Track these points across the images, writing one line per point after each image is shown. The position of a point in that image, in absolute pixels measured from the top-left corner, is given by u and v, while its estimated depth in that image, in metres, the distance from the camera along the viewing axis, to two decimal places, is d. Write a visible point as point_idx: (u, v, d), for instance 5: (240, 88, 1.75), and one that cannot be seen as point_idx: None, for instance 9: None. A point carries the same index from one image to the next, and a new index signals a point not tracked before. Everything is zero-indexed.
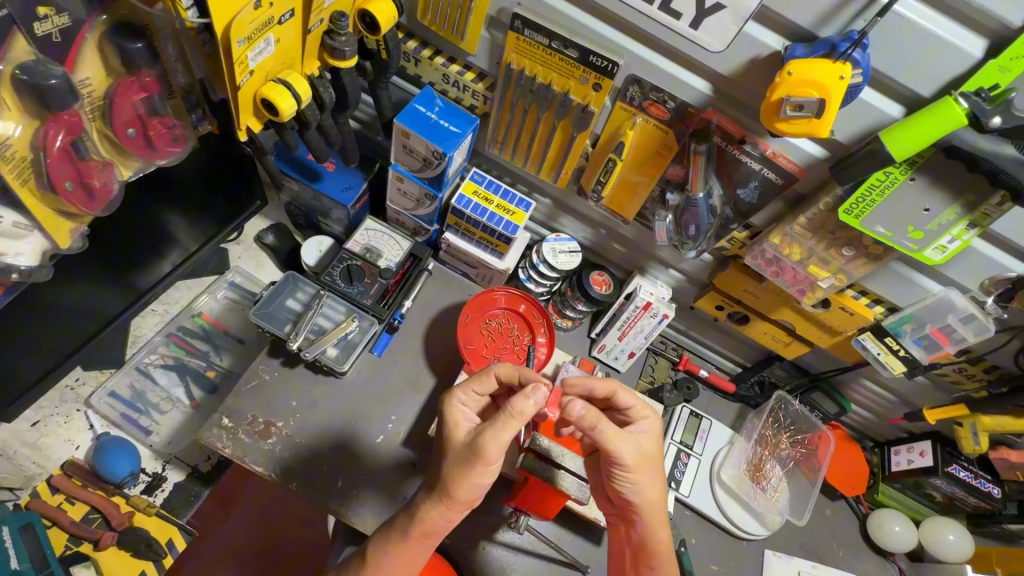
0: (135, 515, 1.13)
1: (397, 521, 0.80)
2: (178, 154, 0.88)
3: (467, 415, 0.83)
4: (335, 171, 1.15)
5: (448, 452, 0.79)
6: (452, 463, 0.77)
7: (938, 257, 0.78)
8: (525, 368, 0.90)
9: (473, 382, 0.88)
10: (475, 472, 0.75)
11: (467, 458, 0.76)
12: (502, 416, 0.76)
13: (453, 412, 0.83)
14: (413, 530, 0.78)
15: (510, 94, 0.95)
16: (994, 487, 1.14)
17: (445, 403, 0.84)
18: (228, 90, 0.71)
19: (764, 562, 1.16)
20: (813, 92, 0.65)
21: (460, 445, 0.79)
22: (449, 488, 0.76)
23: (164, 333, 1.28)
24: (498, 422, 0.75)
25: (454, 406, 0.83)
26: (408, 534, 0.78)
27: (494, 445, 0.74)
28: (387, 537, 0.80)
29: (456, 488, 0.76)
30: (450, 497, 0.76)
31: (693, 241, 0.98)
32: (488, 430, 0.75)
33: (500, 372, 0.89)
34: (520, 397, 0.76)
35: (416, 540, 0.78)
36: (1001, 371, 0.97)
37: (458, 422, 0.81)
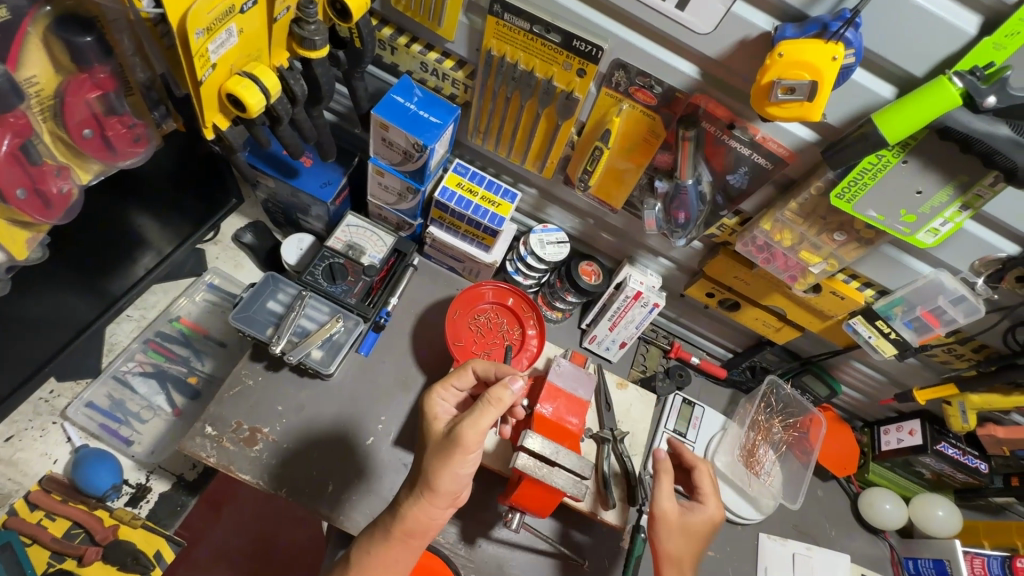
0: (119, 528, 1.09)
1: (380, 522, 0.78)
2: (142, 155, 0.84)
3: (445, 408, 0.84)
4: (312, 167, 1.11)
5: (428, 446, 0.78)
6: (431, 455, 0.76)
7: (930, 241, 0.77)
8: (503, 364, 0.89)
9: (450, 378, 0.87)
10: (454, 462, 0.74)
11: (446, 449, 0.75)
12: (480, 404, 0.76)
13: (432, 407, 0.84)
14: (394, 529, 0.76)
15: (491, 82, 0.92)
16: (981, 463, 1.16)
17: (424, 399, 0.85)
18: (189, 85, 0.67)
19: (758, 546, 1.17)
20: (805, 75, 0.63)
21: (438, 438, 0.78)
22: (431, 483, 0.75)
23: (140, 340, 1.23)
24: (476, 410, 0.75)
25: (432, 401, 0.84)
26: (389, 534, 0.76)
27: (472, 432, 0.74)
28: (368, 540, 0.78)
29: (439, 481, 0.74)
30: (432, 492, 0.75)
31: (683, 229, 0.96)
32: (466, 419, 0.75)
33: (478, 367, 0.88)
34: (499, 385, 0.76)
35: (398, 541, 0.76)
36: (989, 350, 0.97)
37: (437, 414, 0.82)
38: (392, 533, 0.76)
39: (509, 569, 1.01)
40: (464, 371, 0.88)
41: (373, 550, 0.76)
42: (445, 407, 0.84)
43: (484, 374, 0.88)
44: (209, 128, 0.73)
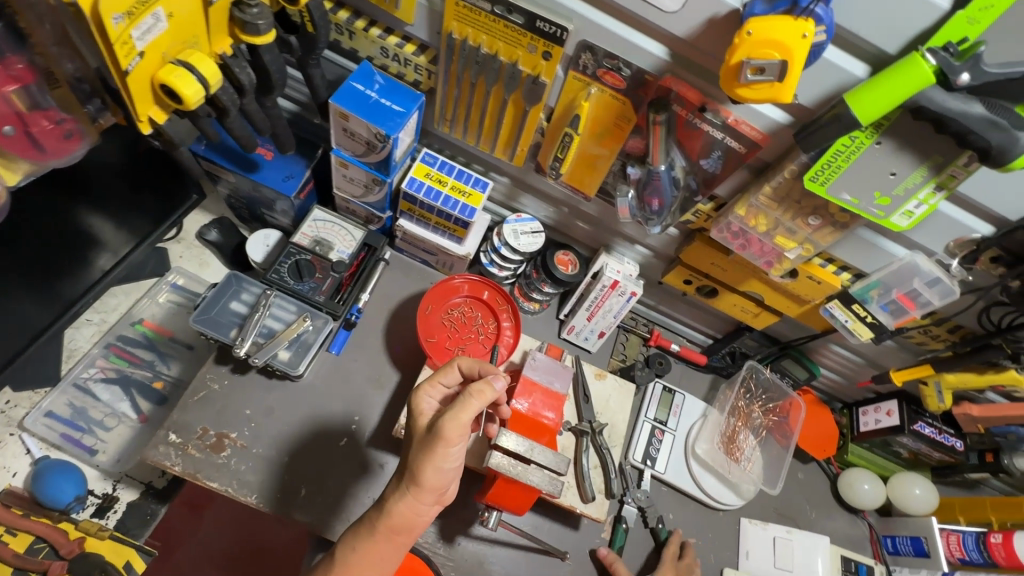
0: (85, 541, 1.04)
1: (365, 517, 0.73)
2: (75, 152, 0.80)
3: (431, 405, 0.79)
4: (273, 159, 1.06)
5: (413, 443, 0.74)
6: (416, 450, 0.72)
7: (905, 224, 0.75)
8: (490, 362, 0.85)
9: (437, 374, 0.82)
10: (435, 456, 0.69)
11: (427, 445, 0.70)
12: (462, 397, 0.72)
13: (419, 404, 0.79)
14: (381, 525, 0.70)
15: (454, 67, 0.87)
16: (956, 441, 1.17)
17: (411, 397, 0.80)
18: (114, 76, 0.62)
19: (740, 531, 1.17)
20: (773, 54, 0.60)
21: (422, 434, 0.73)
22: (415, 475, 0.70)
23: (102, 344, 1.18)
24: (457, 402, 0.71)
25: (419, 399, 0.80)
26: (376, 529, 0.70)
27: (453, 426, 0.69)
28: (353, 536, 0.72)
29: (422, 474, 0.69)
30: (418, 486, 0.69)
31: (657, 217, 0.93)
32: (447, 412, 0.70)
33: (463, 364, 0.84)
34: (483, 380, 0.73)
35: (384, 536, 0.71)
36: (965, 331, 0.97)
37: (422, 411, 0.78)
38: (379, 528, 0.70)
39: (489, 567, 1.00)
40: (450, 368, 0.83)
41: (358, 545, 0.71)
42: (432, 404, 0.80)
43: (469, 371, 0.83)
44: (145, 122, 0.68)
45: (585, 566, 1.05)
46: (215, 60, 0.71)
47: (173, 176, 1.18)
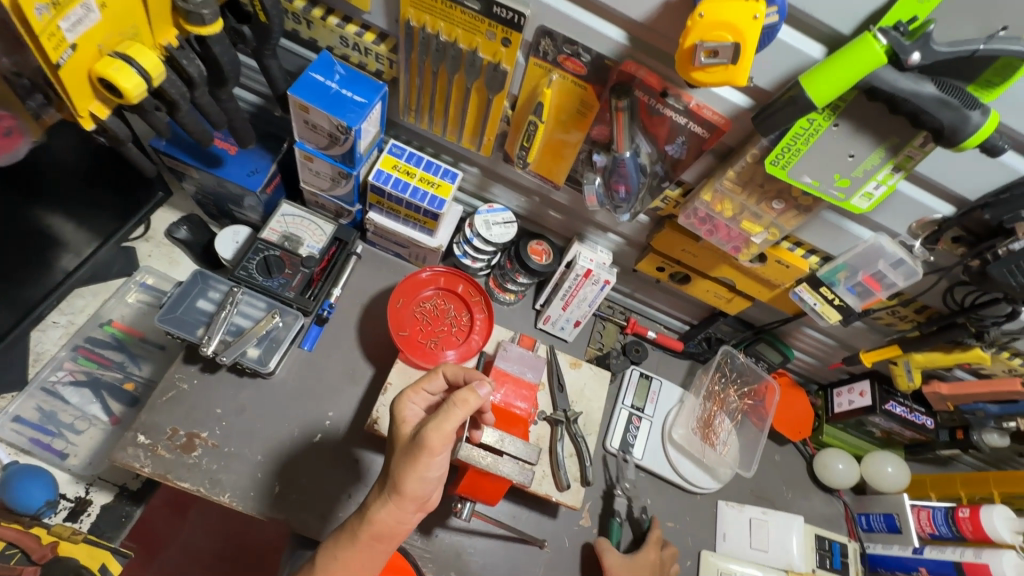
0: (59, 545, 1.03)
1: (347, 524, 0.71)
2: (18, 149, 0.80)
3: (415, 411, 0.76)
4: (237, 154, 1.04)
5: (395, 451, 0.71)
6: (398, 458, 0.69)
7: (865, 206, 0.75)
8: (473, 368, 0.81)
9: (420, 381, 0.79)
10: (419, 466, 0.66)
11: (410, 454, 0.67)
12: (446, 405, 0.68)
13: (400, 413, 0.76)
14: (363, 533, 0.69)
15: (415, 56, 0.86)
16: (927, 419, 1.18)
17: (392, 404, 0.77)
18: (47, 70, 0.60)
19: (718, 513, 1.19)
20: (726, 36, 0.59)
21: (403, 444, 0.70)
22: (397, 485, 0.67)
23: (69, 347, 1.15)
24: (439, 410, 0.68)
25: (402, 407, 0.76)
26: (358, 538, 0.69)
27: (437, 436, 0.66)
28: (334, 544, 0.70)
29: (405, 483, 0.67)
30: (399, 495, 0.67)
31: (625, 204, 0.93)
32: (430, 421, 0.67)
33: (448, 371, 0.81)
34: (468, 386, 0.69)
35: (366, 544, 0.69)
36: (931, 311, 0.98)
37: (405, 419, 0.74)
38: (360, 536, 0.69)
39: (467, 558, 1.00)
40: (433, 374, 0.80)
41: (340, 554, 0.69)
42: (416, 411, 0.76)
43: (455, 379, 0.80)
44: (86, 117, 0.66)
45: (564, 553, 1.06)
46: (160, 52, 0.69)
47: (135, 172, 1.16)
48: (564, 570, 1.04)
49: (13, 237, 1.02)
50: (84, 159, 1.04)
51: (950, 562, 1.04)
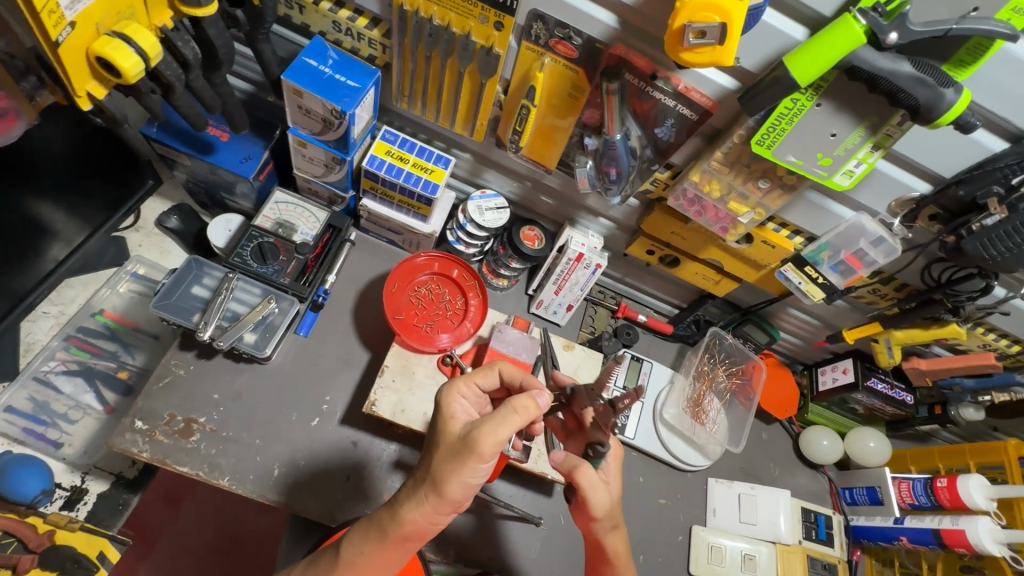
0: (56, 533, 1.05)
1: (376, 519, 0.72)
2: (14, 131, 0.78)
3: (463, 408, 0.75)
4: (229, 140, 1.04)
5: (439, 448, 0.70)
6: (442, 457, 0.69)
7: (847, 183, 0.78)
8: (531, 376, 0.84)
9: (475, 376, 0.80)
10: (466, 470, 0.67)
11: (458, 456, 0.67)
12: (502, 411, 0.69)
13: (450, 404, 0.74)
14: (393, 532, 0.69)
15: (408, 40, 0.87)
16: (907, 395, 1.23)
17: (445, 391, 0.76)
18: (47, 49, 0.61)
19: (707, 490, 1.22)
20: (714, 16, 0.62)
21: (452, 441, 0.69)
22: (439, 486, 0.67)
23: (60, 337, 1.15)
24: (496, 416, 0.68)
25: (453, 399, 0.75)
26: (387, 536, 0.70)
27: (490, 442, 0.67)
28: (363, 539, 0.72)
29: (448, 485, 0.67)
30: (439, 496, 0.68)
31: (616, 186, 0.95)
32: (487, 423, 0.68)
33: (504, 371, 0.83)
34: (527, 394, 0.70)
35: (394, 543, 0.70)
36: (910, 288, 1.02)
37: (454, 415, 0.73)
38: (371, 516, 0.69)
39: (464, 536, 1.03)
40: (489, 371, 0.82)
41: (367, 549, 0.71)
42: (464, 407, 0.75)
43: (511, 379, 0.83)
44: (83, 97, 0.68)
45: (559, 531, 1.08)
46: (155, 33, 0.70)
47: (126, 160, 1.15)
48: (560, 547, 1.07)
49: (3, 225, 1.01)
50: (74, 145, 1.03)
51: (928, 530, 1.08)
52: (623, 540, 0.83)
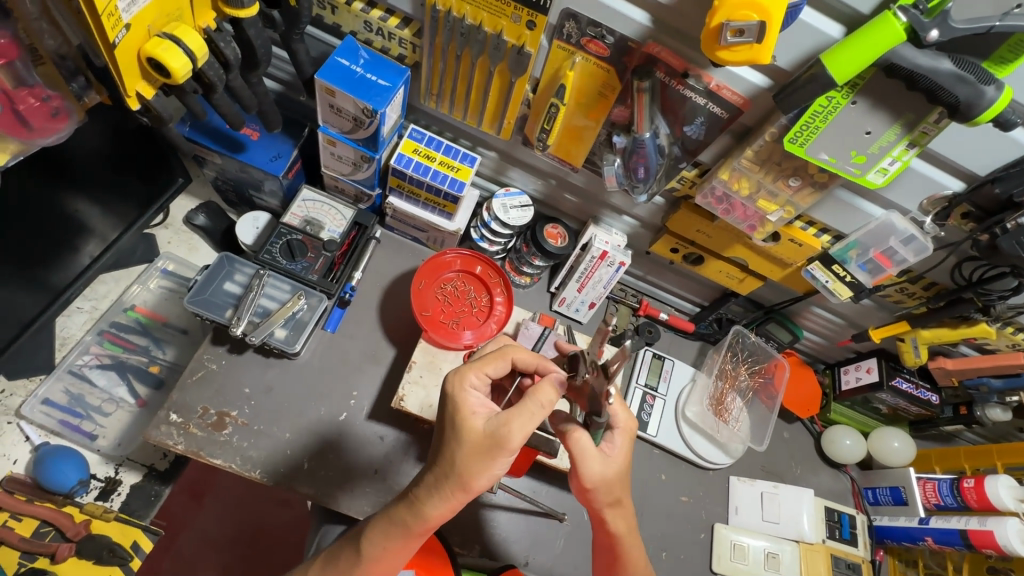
0: (92, 522, 1.07)
1: (398, 516, 0.72)
2: (64, 131, 0.80)
3: (479, 400, 0.72)
4: (259, 139, 1.05)
5: (459, 446, 0.69)
6: (468, 455, 0.68)
7: (880, 181, 0.78)
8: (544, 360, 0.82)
9: (485, 365, 0.77)
10: (495, 464, 0.68)
11: (486, 453, 0.68)
12: (527, 404, 0.69)
13: (465, 399, 0.72)
14: (417, 528, 0.71)
15: (439, 40, 0.87)
16: (932, 395, 1.22)
17: (457, 385, 0.73)
18: (103, 51, 0.64)
19: (729, 488, 1.22)
20: (753, 15, 0.62)
21: (477, 437, 0.69)
22: (467, 482, 0.69)
23: (94, 332, 1.18)
24: (525, 411, 0.68)
25: (467, 393, 0.73)
26: (411, 531, 0.71)
27: (519, 435, 0.68)
28: (385, 535, 0.73)
29: (477, 479, 0.69)
30: (466, 490, 0.69)
31: (643, 184, 0.95)
32: (516, 417, 0.68)
33: (519, 358, 0.80)
34: (551, 386, 0.69)
35: (419, 536, 0.72)
36: (939, 287, 1.01)
37: (472, 410, 0.71)
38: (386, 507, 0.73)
39: (489, 530, 1.04)
40: (500, 359, 0.78)
41: (390, 544, 0.72)
42: (478, 399, 0.73)
43: (524, 366, 0.81)
44: (132, 97, 0.71)
45: (583, 527, 1.09)
46: (200, 34, 0.72)
47: (157, 158, 1.17)
48: (584, 544, 1.07)
49: (41, 222, 1.03)
50: (110, 144, 1.05)
51: (954, 530, 1.07)
52: (626, 522, 0.82)
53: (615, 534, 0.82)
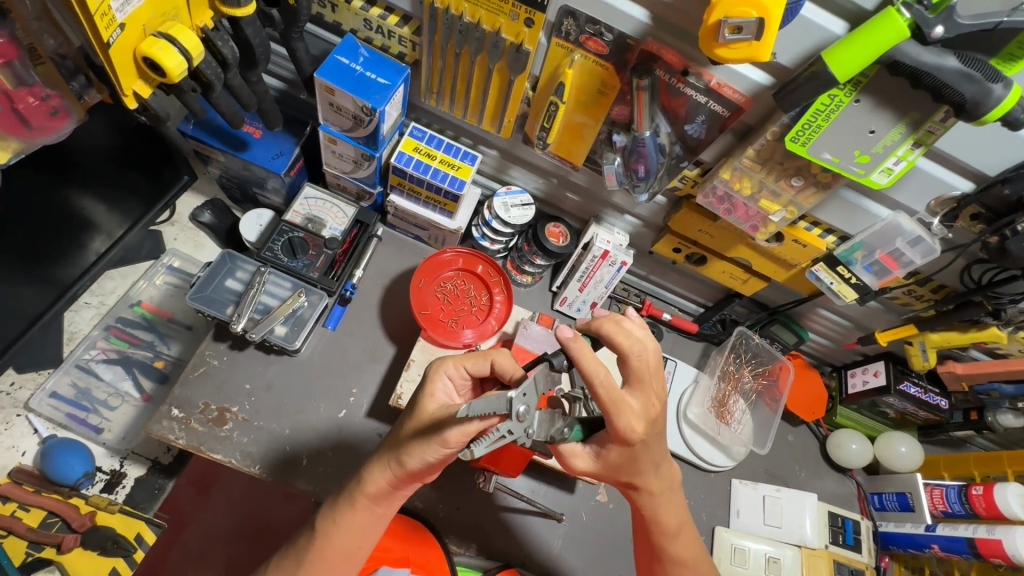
0: (96, 514, 1.10)
1: (344, 489, 0.79)
2: (65, 129, 0.82)
3: (444, 389, 0.78)
4: (262, 137, 1.06)
5: (412, 423, 0.76)
6: (413, 433, 0.74)
7: (885, 181, 0.76)
8: (524, 372, 0.76)
9: (464, 359, 0.79)
10: (429, 450, 0.72)
11: (426, 438, 0.72)
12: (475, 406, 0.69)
13: (432, 383, 0.78)
14: (361, 497, 0.77)
15: (438, 38, 0.87)
16: (942, 399, 1.19)
17: (432, 369, 0.79)
18: (98, 51, 0.65)
19: (731, 491, 1.21)
20: (751, 12, 0.61)
21: (428, 420, 0.74)
22: (403, 460, 0.74)
23: (101, 327, 1.21)
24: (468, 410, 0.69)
25: (436, 379, 0.78)
26: (355, 502, 0.77)
27: (456, 433, 0.69)
28: (335, 509, 0.78)
29: (410, 459, 0.73)
30: (401, 467, 0.74)
31: (644, 183, 0.94)
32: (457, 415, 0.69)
33: (497, 362, 0.78)
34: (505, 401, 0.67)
35: (364, 506, 0.77)
36: (948, 290, 0.99)
37: (433, 394, 0.77)
38: (357, 499, 0.77)
39: (486, 529, 1.04)
40: (481, 358, 0.79)
41: (340, 518, 0.77)
42: (445, 388, 0.78)
43: (501, 371, 0.78)
44: (129, 96, 0.72)
45: (581, 527, 1.08)
46: (197, 33, 0.73)
47: (162, 155, 1.18)
48: (582, 544, 1.07)
49: (49, 218, 1.05)
50: (117, 142, 1.07)
51: (961, 538, 1.05)
52: (659, 481, 0.78)
53: (651, 521, 0.81)
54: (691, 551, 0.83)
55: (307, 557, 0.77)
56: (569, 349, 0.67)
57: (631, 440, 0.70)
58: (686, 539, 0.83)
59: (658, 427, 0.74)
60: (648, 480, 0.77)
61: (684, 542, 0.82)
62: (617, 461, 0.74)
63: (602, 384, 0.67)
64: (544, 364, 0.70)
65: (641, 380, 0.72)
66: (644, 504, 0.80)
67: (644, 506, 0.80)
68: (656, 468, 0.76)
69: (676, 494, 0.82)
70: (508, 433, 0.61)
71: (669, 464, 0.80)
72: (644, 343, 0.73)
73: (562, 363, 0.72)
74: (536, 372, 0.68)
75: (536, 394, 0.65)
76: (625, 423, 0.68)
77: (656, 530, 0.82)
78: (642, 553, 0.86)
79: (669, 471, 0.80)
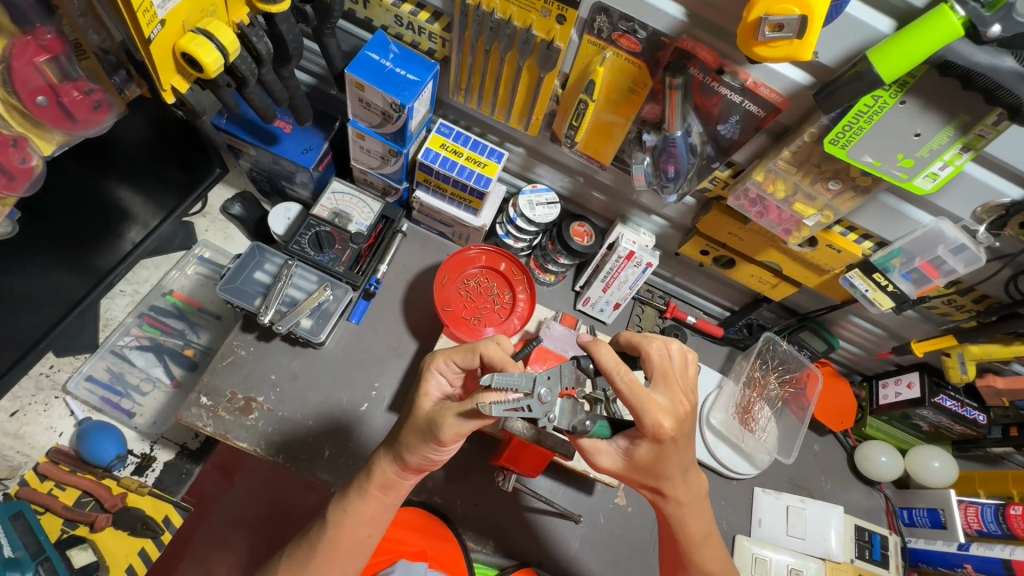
0: (127, 496, 1.15)
1: (355, 481, 0.81)
2: (105, 122, 0.84)
3: (438, 385, 0.80)
4: (292, 132, 1.07)
5: (408, 423, 0.78)
6: (410, 433, 0.76)
7: (929, 186, 0.74)
8: (512, 361, 0.76)
9: (454, 354, 0.80)
10: (428, 450, 0.74)
11: (424, 437, 0.74)
12: (467, 405, 0.70)
13: (425, 381, 0.80)
14: (372, 485, 0.79)
15: (468, 35, 0.87)
16: (980, 414, 1.14)
17: (425, 365, 0.81)
18: (141, 46, 0.67)
19: (752, 499, 1.19)
20: (793, 8, 0.59)
21: (422, 418, 0.76)
22: (403, 455, 0.77)
23: (136, 314, 1.25)
24: (459, 410, 0.71)
25: (429, 375, 0.80)
26: (367, 490, 0.79)
27: (451, 432, 0.70)
28: (345, 499, 0.80)
29: (410, 455, 0.76)
30: (402, 463, 0.77)
31: (673, 184, 0.92)
32: (450, 413, 0.70)
33: (485, 355, 0.77)
34: (498, 393, 0.68)
35: (375, 495, 0.79)
36: (991, 300, 0.94)
37: (428, 392, 0.79)
38: (368, 487, 0.79)
39: (504, 527, 1.04)
40: (470, 352, 0.79)
41: (354, 512, 0.78)
42: (439, 383, 0.81)
43: (490, 363, 0.77)
44: (168, 90, 0.74)
45: (600, 530, 1.08)
46: (234, 29, 0.75)
47: (196, 149, 1.21)
48: (600, 545, 1.07)
49: (90, 209, 1.09)
50: (155, 135, 1.10)
51: (997, 559, 0.99)
52: (688, 489, 0.76)
53: (679, 530, 0.80)
54: (717, 563, 0.81)
55: (320, 549, 0.77)
56: (591, 351, 0.67)
57: (660, 438, 0.68)
58: (714, 549, 0.81)
59: (688, 428, 0.71)
60: (677, 488, 0.75)
61: (712, 553, 0.81)
62: (644, 460, 0.72)
63: (626, 379, 0.66)
64: (570, 362, 0.70)
65: (666, 376, 0.71)
66: (671, 513, 0.79)
67: (671, 515, 0.79)
68: (685, 474, 0.74)
69: (706, 505, 0.80)
70: (528, 408, 0.64)
71: (700, 474, 0.77)
72: (667, 344, 0.74)
73: (589, 365, 0.71)
74: (565, 371, 0.69)
75: (560, 383, 0.68)
76: (653, 416, 0.66)
77: (684, 539, 0.80)
78: (670, 564, 0.84)
79: (699, 480, 0.78)
